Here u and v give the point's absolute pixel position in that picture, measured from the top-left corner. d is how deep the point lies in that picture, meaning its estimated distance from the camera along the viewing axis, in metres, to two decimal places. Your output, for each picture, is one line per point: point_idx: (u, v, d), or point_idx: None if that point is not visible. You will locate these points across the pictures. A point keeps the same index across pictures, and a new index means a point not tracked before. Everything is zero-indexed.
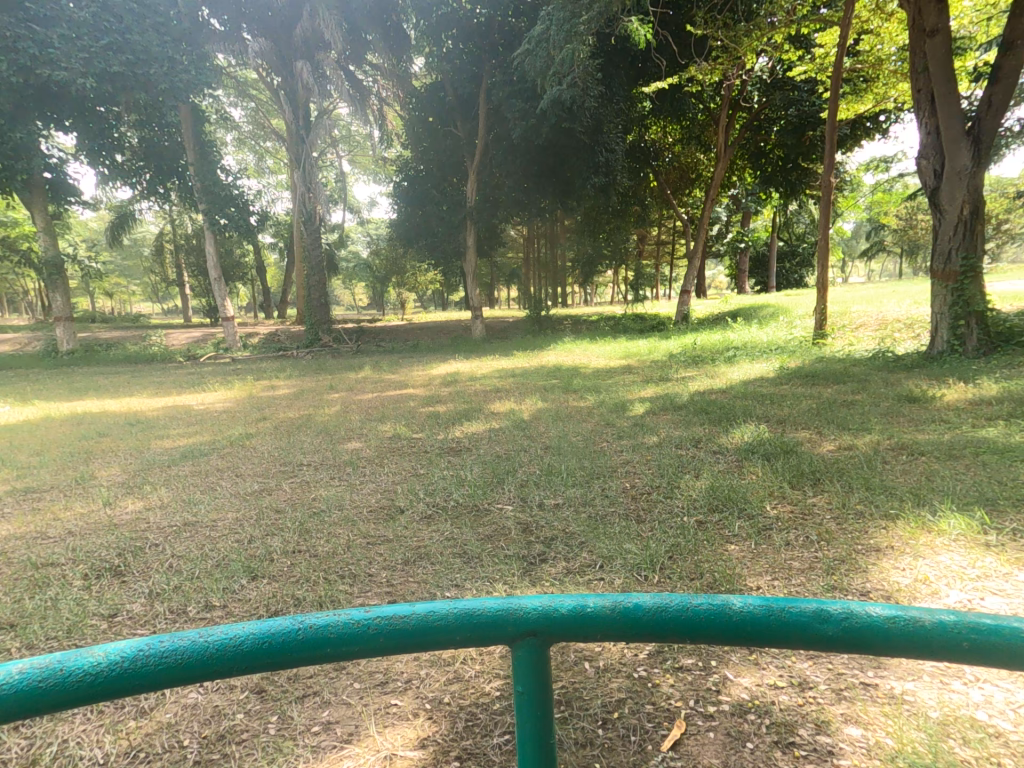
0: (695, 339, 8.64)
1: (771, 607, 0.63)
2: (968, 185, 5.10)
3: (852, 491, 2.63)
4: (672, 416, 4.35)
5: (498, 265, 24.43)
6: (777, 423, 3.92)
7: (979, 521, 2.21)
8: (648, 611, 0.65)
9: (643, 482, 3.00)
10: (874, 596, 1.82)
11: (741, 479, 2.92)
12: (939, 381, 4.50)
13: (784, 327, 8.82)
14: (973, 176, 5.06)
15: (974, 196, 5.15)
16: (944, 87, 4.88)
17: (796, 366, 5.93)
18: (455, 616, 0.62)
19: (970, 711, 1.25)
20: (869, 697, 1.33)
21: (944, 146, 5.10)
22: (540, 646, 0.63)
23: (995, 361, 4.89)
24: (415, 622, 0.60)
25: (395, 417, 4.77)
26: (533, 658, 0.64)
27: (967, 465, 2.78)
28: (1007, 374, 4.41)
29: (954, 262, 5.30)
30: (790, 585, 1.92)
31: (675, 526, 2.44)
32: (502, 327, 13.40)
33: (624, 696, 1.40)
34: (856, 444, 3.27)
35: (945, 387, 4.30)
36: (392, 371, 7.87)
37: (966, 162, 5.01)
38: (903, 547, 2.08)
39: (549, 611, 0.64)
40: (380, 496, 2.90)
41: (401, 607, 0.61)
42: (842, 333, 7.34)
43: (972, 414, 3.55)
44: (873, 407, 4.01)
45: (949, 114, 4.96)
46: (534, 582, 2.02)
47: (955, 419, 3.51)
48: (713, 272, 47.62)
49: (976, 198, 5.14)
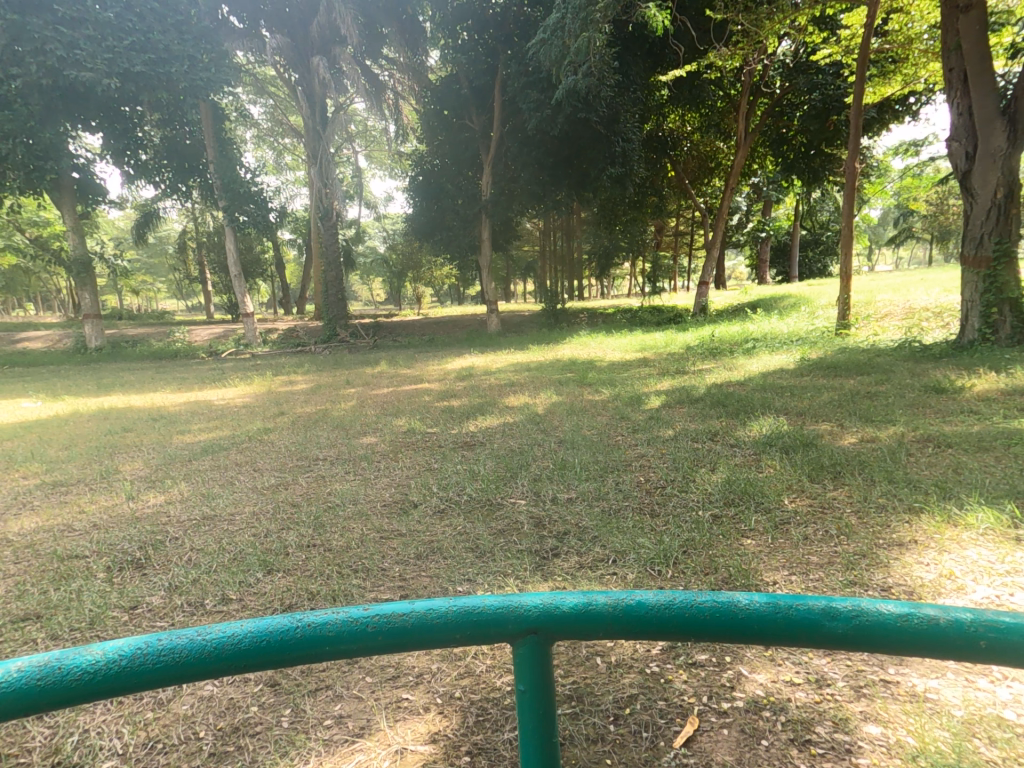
0: (714, 331, 8.52)
1: (778, 604, 0.61)
2: (1002, 167, 4.92)
3: (874, 484, 2.57)
4: (688, 409, 4.30)
5: (515, 258, 24.42)
6: (796, 415, 3.85)
7: (1009, 514, 2.13)
8: (653, 608, 0.63)
9: (657, 475, 2.97)
10: (895, 592, 1.77)
11: (758, 473, 2.87)
12: (968, 371, 4.37)
13: (805, 317, 8.67)
14: (1008, 158, 4.88)
15: (1009, 179, 4.96)
16: (978, 65, 4.72)
17: (817, 357, 5.82)
18: (455, 613, 0.61)
19: (997, 709, 1.21)
20: (890, 694, 1.29)
21: (977, 127, 4.93)
22: (542, 643, 0.63)
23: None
24: (414, 619, 0.60)
25: (411, 411, 4.80)
26: (536, 656, 0.64)
27: (996, 457, 2.69)
28: None
29: (987, 247, 5.12)
30: (808, 581, 1.88)
31: (689, 521, 2.40)
32: (518, 321, 13.39)
33: (635, 691, 1.38)
34: (879, 437, 3.19)
35: (973, 377, 4.16)
36: (409, 366, 7.93)
37: (1001, 143, 4.83)
38: (928, 541, 2.02)
39: (550, 608, 0.63)
40: (394, 490, 2.92)
41: (401, 605, 0.61)
42: (867, 324, 7.14)
43: (1003, 405, 3.45)
44: (898, 397, 3.91)
45: (983, 93, 4.79)
46: (546, 577, 2.02)
47: (985, 410, 3.40)
48: (734, 263, 46.99)
49: (1011, 180, 4.95)
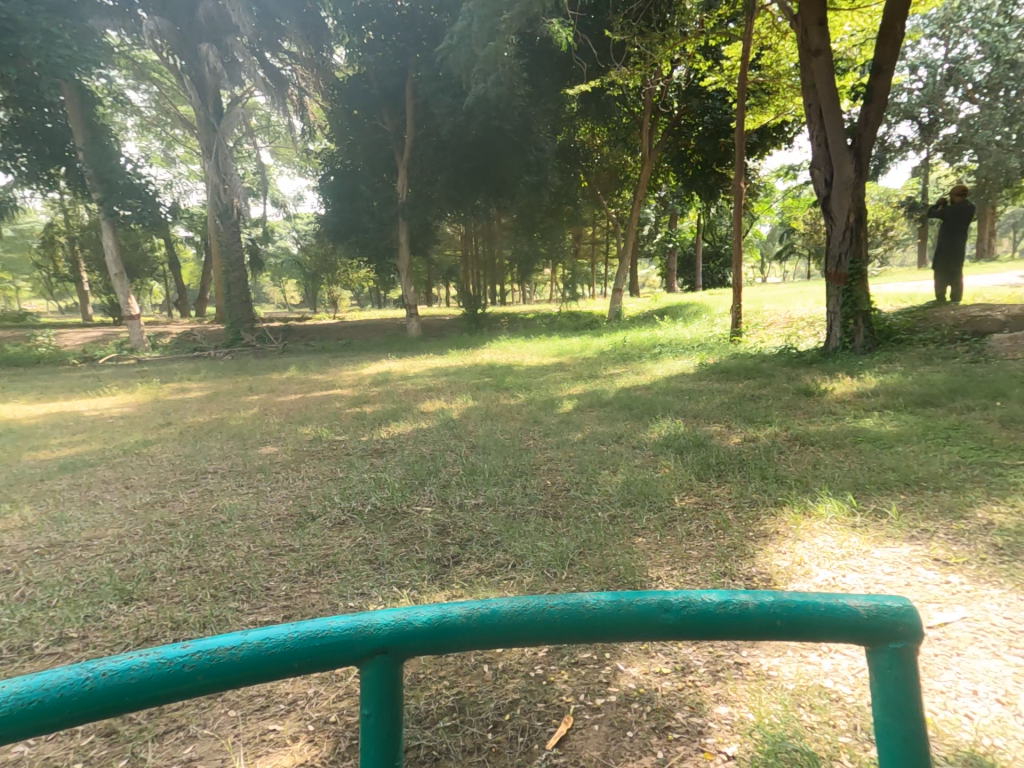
0: (626, 337, 8.92)
1: (621, 601, 0.65)
2: (853, 194, 5.51)
3: (750, 481, 2.80)
4: (598, 413, 4.47)
5: (435, 263, 24.24)
6: (692, 417, 4.11)
7: (850, 504, 2.41)
8: (507, 615, 0.65)
9: (564, 478, 3.06)
10: (757, 580, 1.94)
11: (654, 473, 3.03)
12: (832, 375, 4.89)
13: (705, 324, 9.30)
14: (857, 186, 5.49)
15: (859, 205, 5.58)
16: (829, 103, 5.30)
17: (714, 362, 6.25)
18: (294, 640, 0.60)
19: (820, 679, 1.36)
20: (739, 675, 1.41)
21: (831, 158, 5.53)
22: (391, 663, 0.62)
23: (882, 355, 5.38)
24: (241, 656, 0.57)
25: (318, 418, 4.60)
26: (386, 674, 0.63)
27: (846, 453, 3.04)
28: (889, 367, 4.86)
29: (845, 265, 5.71)
30: (686, 575, 2.01)
31: (588, 522, 2.50)
32: (437, 325, 13.29)
33: (517, 696, 1.41)
34: (758, 436, 3.49)
35: (835, 380, 4.67)
36: (318, 371, 7.60)
37: (850, 173, 5.43)
38: (786, 532, 2.24)
39: (401, 625, 0.63)
40: (291, 502, 2.78)
41: (228, 639, 0.59)
42: (755, 331, 7.79)
43: (856, 405, 3.90)
44: (776, 400, 4.29)
45: (834, 128, 5.37)
46: (443, 586, 2.01)
47: (841, 410, 3.82)
48: (645, 273, 49.64)
49: (861, 206, 5.58)
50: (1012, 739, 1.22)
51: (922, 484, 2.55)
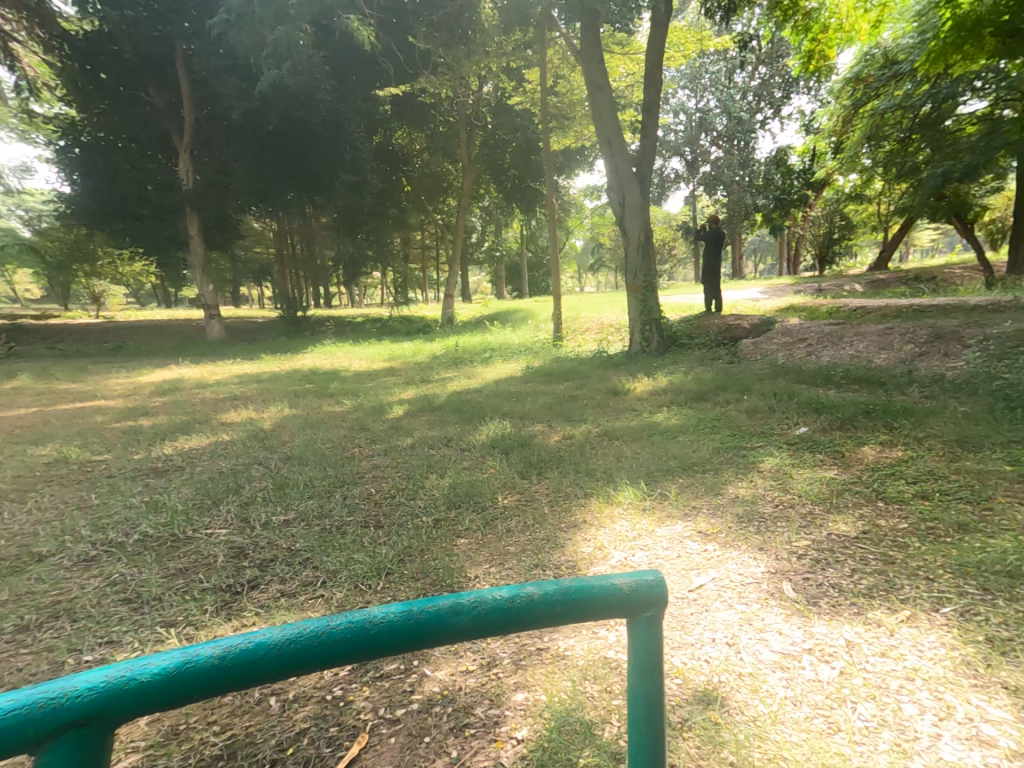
0: (458, 341, 9.09)
1: (411, 610, 0.60)
2: (642, 217, 6.29)
3: (566, 475, 3.01)
4: (428, 416, 4.45)
5: (249, 259, 22.13)
6: (519, 418, 4.30)
7: (643, 489, 2.74)
8: (275, 647, 0.55)
9: (389, 484, 2.97)
10: (566, 568, 2.08)
11: (479, 474, 3.10)
12: (634, 375, 5.51)
13: (532, 329, 9.89)
14: (644, 209, 6.28)
15: (647, 226, 6.39)
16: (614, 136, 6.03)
17: (539, 364, 6.66)
18: None
19: (605, 651, 1.50)
20: (539, 661, 1.49)
21: (620, 185, 6.28)
22: (104, 731, 0.48)
23: (673, 358, 6.25)
24: None
25: (74, 437, 3.86)
26: (90, 749, 0.49)
27: (644, 444, 3.44)
28: (675, 368, 5.64)
29: (639, 279, 6.50)
30: (503, 571, 2.07)
31: (411, 528, 2.45)
32: (248, 328, 12.12)
33: (308, 725, 1.31)
34: (575, 433, 3.78)
35: (637, 380, 5.27)
36: (76, 381, 6.38)
37: (637, 198, 6.21)
38: (593, 520, 2.45)
39: (119, 682, 0.50)
40: (10, 547, 2.29)
41: None
42: (574, 336, 8.51)
43: (652, 402, 4.44)
44: (591, 399, 4.70)
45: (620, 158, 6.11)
46: (235, 618, 1.80)
47: (642, 407, 4.32)
48: (477, 280, 51.41)
49: (648, 227, 6.39)
50: (732, 674, 1.55)
51: (699, 469, 3.03)
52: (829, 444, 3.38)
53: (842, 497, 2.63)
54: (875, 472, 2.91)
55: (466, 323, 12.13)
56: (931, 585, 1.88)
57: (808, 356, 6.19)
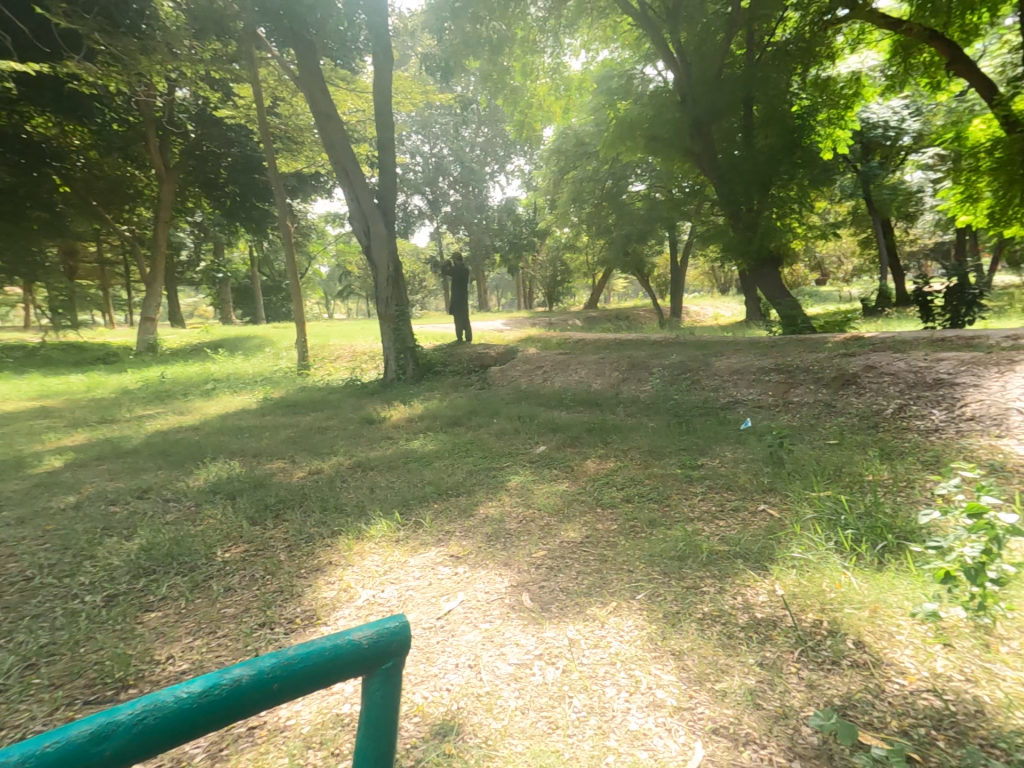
0: (165, 373, 7.79)
1: (101, 726, 0.51)
2: (389, 245, 6.42)
3: (309, 514, 2.80)
4: (112, 466, 3.67)
5: None
6: (254, 454, 3.87)
7: (396, 520, 2.74)
8: None
9: (33, 566, 2.32)
10: (300, 621, 1.93)
11: (196, 526, 2.67)
12: (386, 404, 5.48)
13: (269, 358, 9.12)
14: (391, 238, 6.44)
15: (394, 256, 6.55)
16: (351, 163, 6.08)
17: (277, 395, 6.17)
18: None
19: (339, 706, 1.54)
20: (246, 745, 1.42)
21: (357, 223, 6.30)
22: None
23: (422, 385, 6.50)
24: None
25: None
26: None
27: (397, 472, 3.43)
28: (423, 395, 5.81)
29: (391, 307, 6.63)
30: (212, 640, 1.81)
31: (65, 618, 1.95)
32: None
33: None
34: (322, 467, 3.56)
35: (390, 408, 5.24)
36: None
37: (381, 227, 6.34)
38: (338, 559, 2.35)
39: None
40: None
41: None
42: (322, 365, 8.16)
43: (405, 430, 4.45)
44: (341, 430, 4.49)
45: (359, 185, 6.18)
46: None
47: (395, 435, 4.30)
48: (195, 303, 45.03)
49: (396, 257, 6.55)
50: (474, 693, 1.69)
51: (456, 495, 3.18)
52: (561, 459, 3.89)
53: (569, 508, 3.09)
54: (591, 478, 3.56)
55: (177, 351, 10.54)
56: (632, 577, 2.36)
57: (544, 381, 7.09)
